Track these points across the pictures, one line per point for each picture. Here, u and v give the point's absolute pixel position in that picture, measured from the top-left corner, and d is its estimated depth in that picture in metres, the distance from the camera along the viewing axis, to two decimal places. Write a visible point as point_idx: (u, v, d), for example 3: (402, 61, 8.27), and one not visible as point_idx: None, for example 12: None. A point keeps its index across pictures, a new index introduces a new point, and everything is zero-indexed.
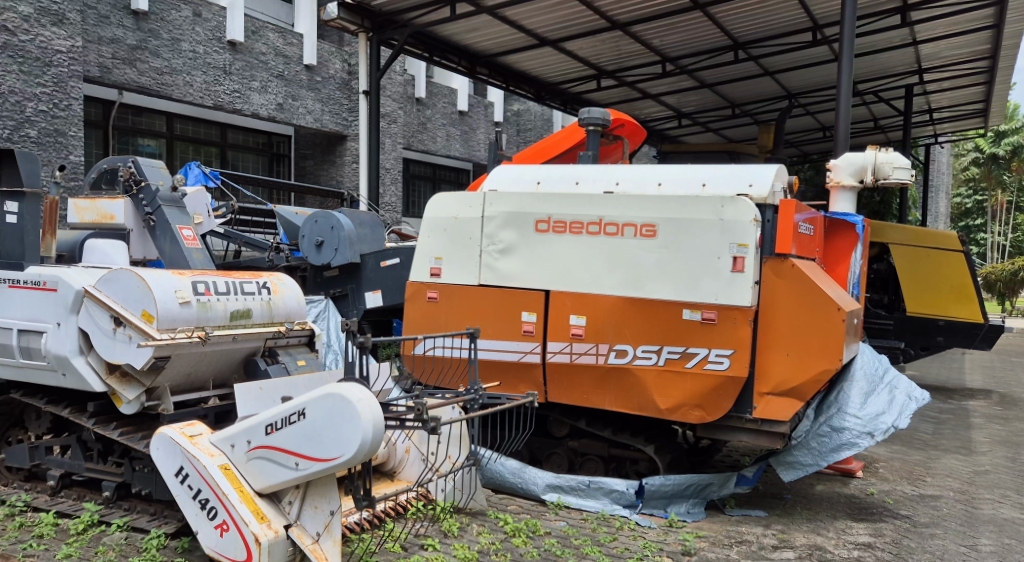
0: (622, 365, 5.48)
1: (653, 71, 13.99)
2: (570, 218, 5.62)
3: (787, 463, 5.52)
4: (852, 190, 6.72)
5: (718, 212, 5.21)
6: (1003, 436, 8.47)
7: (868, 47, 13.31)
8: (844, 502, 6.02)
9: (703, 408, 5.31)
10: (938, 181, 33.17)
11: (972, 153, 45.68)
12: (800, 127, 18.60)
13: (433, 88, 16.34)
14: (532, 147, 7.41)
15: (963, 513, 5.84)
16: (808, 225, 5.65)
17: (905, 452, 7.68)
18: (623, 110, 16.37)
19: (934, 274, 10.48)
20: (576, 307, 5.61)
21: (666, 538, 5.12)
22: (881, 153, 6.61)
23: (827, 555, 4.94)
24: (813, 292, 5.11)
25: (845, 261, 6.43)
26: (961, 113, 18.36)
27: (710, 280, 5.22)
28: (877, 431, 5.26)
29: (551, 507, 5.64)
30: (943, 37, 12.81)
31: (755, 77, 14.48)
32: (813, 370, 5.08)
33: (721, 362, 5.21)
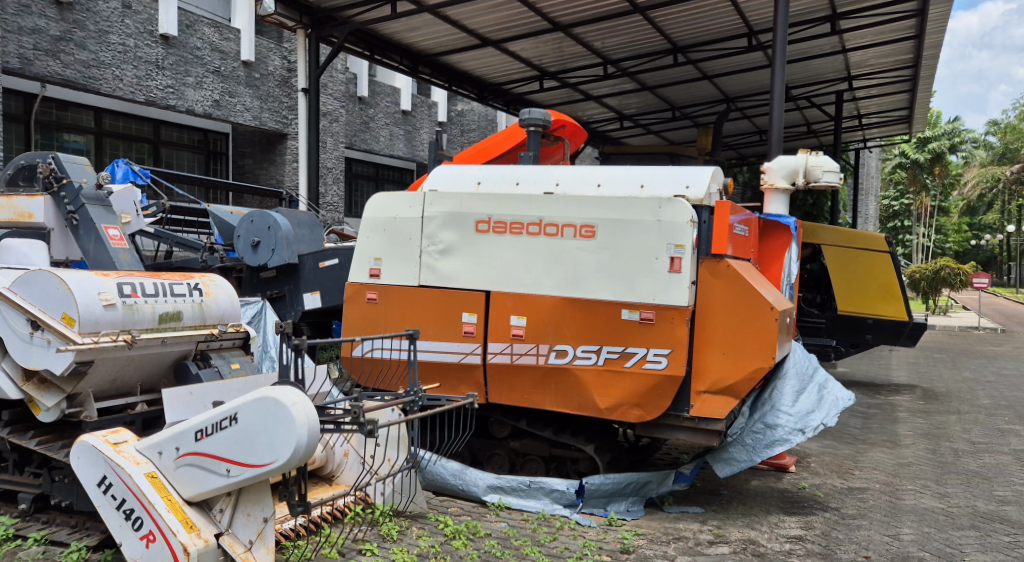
0: (562, 366, 5.51)
1: (594, 73, 14.12)
2: (509, 219, 5.62)
3: (722, 459, 5.61)
4: (785, 193, 6.92)
5: (655, 213, 5.27)
6: (926, 430, 8.82)
7: (801, 54, 13.69)
8: (776, 496, 6.18)
9: (641, 408, 5.37)
10: (867, 185, 34.40)
11: (898, 158, 47.55)
12: (737, 130, 19.03)
13: (375, 87, 16.17)
14: (472, 147, 7.37)
15: (887, 504, 6.05)
16: (743, 226, 5.77)
17: (835, 447, 7.92)
18: (566, 111, 16.48)
19: (864, 274, 10.82)
20: (516, 307, 5.61)
21: (605, 537, 5.16)
22: (813, 155, 6.79)
23: (760, 549, 5.06)
24: (747, 291, 5.22)
25: (778, 261, 6.60)
26: (888, 120, 19.07)
27: (648, 280, 5.29)
28: (808, 427, 5.41)
29: (492, 508, 5.62)
30: (871, 45, 13.27)
31: (694, 80, 14.75)
32: (747, 368, 5.19)
33: (659, 362, 5.28)
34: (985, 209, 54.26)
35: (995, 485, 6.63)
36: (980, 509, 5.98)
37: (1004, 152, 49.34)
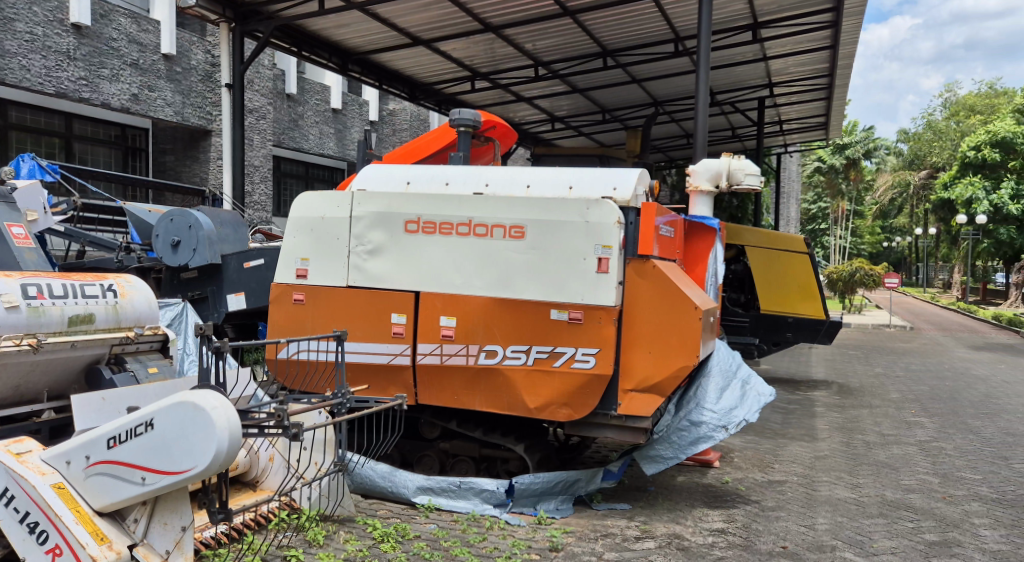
0: (492, 366, 5.52)
1: (525, 75, 14.19)
2: (439, 219, 5.59)
3: (649, 457, 5.71)
4: (709, 195, 7.12)
5: (583, 214, 5.33)
6: (841, 424, 9.18)
7: (725, 60, 14.07)
8: (701, 491, 6.33)
9: (570, 407, 5.42)
10: (788, 189, 35.65)
11: (816, 162, 49.46)
12: (665, 133, 19.43)
13: (305, 84, 15.88)
14: (402, 147, 7.31)
15: (804, 496, 6.28)
16: (668, 227, 5.88)
17: (757, 441, 8.18)
18: (498, 112, 16.52)
19: (784, 273, 11.22)
20: (446, 308, 5.59)
21: (535, 535, 5.19)
22: (735, 159, 6.99)
23: (685, 543, 5.18)
24: (672, 291, 5.33)
25: (703, 261, 6.78)
26: (807, 126, 19.80)
27: (576, 280, 5.35)
28: (731, 424, 5.56)
29: (421, 510, 5.58)
30: (790, 54, 13.74)
31: (623, 84, 15.00)
32: (672, 366, 5.30)
33: (587, 361, 5.35)
34: (897, 212, 56.89)
35: (903, 475, 6.96)
36: (889, 498, 6.27)
37: (914, 158, 51.88)
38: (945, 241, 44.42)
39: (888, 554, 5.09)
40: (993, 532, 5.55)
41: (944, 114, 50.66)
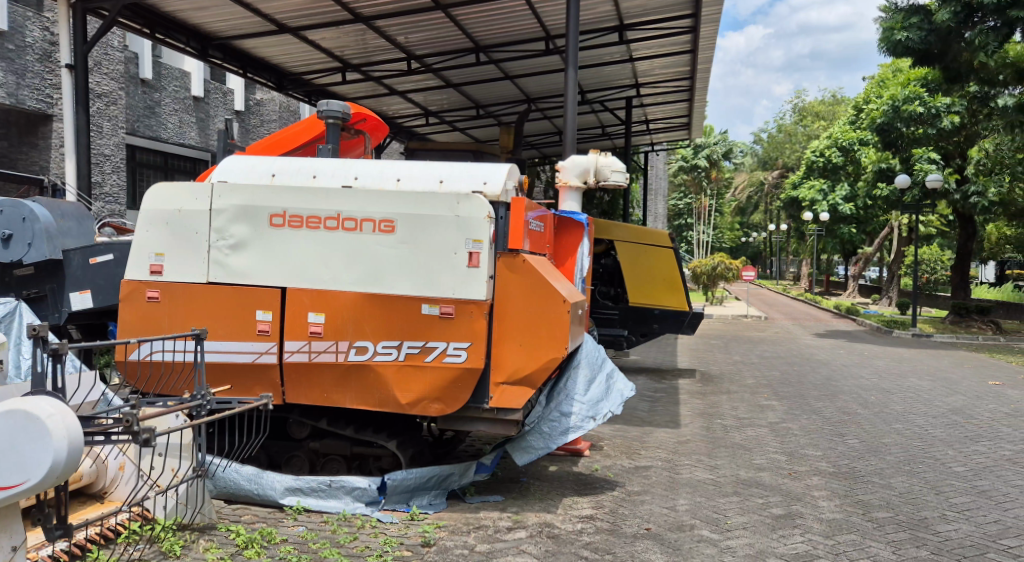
0: (362, 362, 5.42)
1: (398, 68, 14.01)
2: (306, 213, 5.42)
3: (521, 448, 5.79)
4: (578, 191, 7.30)
5: (454, 208, 5.33)
6: (702, 410, 9.69)
7: (594, 60, 14.46)
8: (571, 479, 6.49)
9: (442, 401, 5.41)
10: (656, 186, 37.29)
11: (679, 161, 52.00)
12: (538, 130, 19.76)
13: (162, 69, 14.98)
14: (267, 138, 7.03)
15: (666, 479, 6.58)
16: (538, 222, 5.97)
17: (625, 429, 8.49)
18: (371, 105, 16.22)
19: (651, 267, 11.72)
20: (314, 305, 5.43)
21: (407, 531, 5.14)
22: (601, 156, 7.24)
23: (554, 531, 5.29)
24: (541, 286, 5.41)
25: (572, 254, 6.94)
26: (671, 126, 20.69)
27: (447, 275, 5.34)
28: (598, 414, 5.73)
29: (289, 512, 5.41)
30: (655, 56, 14.31)
31: (496, 80, 15.11)
32: (542, 358, 5.38)
33: (458, 355, 5.35)
34: (753, 209, 60.61)
35: (754, 455, 7.43)
36: (742, 477, 6.67)
37: (768, 159, 55.45)
38: (794, 237, 47.86)
39: (739, 529, 5.42)
40: (830, 502, 6.03)
41: (793, 118, 54.47)
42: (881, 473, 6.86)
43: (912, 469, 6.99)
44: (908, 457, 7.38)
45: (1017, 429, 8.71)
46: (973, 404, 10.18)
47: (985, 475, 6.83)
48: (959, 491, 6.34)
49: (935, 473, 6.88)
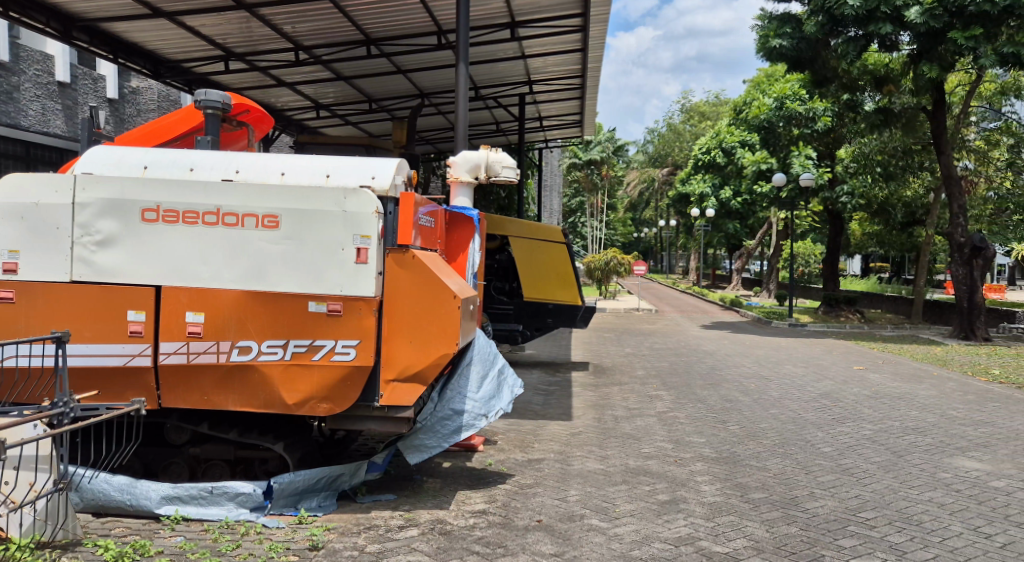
0: (246, 362, 5.22)
1: (285, 58, 13.56)
2: (181, 207, 5.17)
3: (413, 446, 5.75)
4: (469, 186, 7.31)
5: (341, 203, 5.19)
6: (594, 401, 9.92)
7: (486, 56, 14.49)
8: (465, 475, 6.49)
9: (330, 401, 5.29)
10: (552, 182, 37.88)
11: (572, 159, 53.13)
12: (433, 125, 19.64)
13: (21, 51, 13.89)
14: (140, 128, 6.66)
15: (558, 471, 6.69)
16: (428, 217, 5.92)
17: (519, 423, 8.57)
18: (257, 96, 15.63)
19: (544, 263, 11.88)
20: (192, 303, 5.19)
21: (294, 536, 5.00)
22: (492, 152, 7.27)
23: (447, 527, 5.28)
24: (432, 282, 5.36)
25: (464, 250, 6.92)
26: (564, 123, 21.03)
27: (334, 271, 5.20)
28: (490, 412, 5.77)
29: (166, 522, 5.15)
30: (546, 54, 14.49)
31: (388, 73, 14.91)
32: (434, 354, 5.33)
33: (346, 353, 5.25)
34: (644, 206, 62.56)
35: (642, 444, 7.65)
36: (631, 466, 6.87)
37: (657, 157, 57.34)
38: (682, 232, 49.68)
39: (627, 516, 5.58)
40: (712, 486, 6.29)
41: (680, 118, 56.52)
42: (758, 456, 7.21)
43: (785, 451, 7.39)
44: (782, 440, 7.81)
45: (878, 410, 9.38)
46: (841, 388, 10.88)
47: (849, 454, 7.31)
48: (826, 470, 6.76)
49: (806, 454, 7.31)
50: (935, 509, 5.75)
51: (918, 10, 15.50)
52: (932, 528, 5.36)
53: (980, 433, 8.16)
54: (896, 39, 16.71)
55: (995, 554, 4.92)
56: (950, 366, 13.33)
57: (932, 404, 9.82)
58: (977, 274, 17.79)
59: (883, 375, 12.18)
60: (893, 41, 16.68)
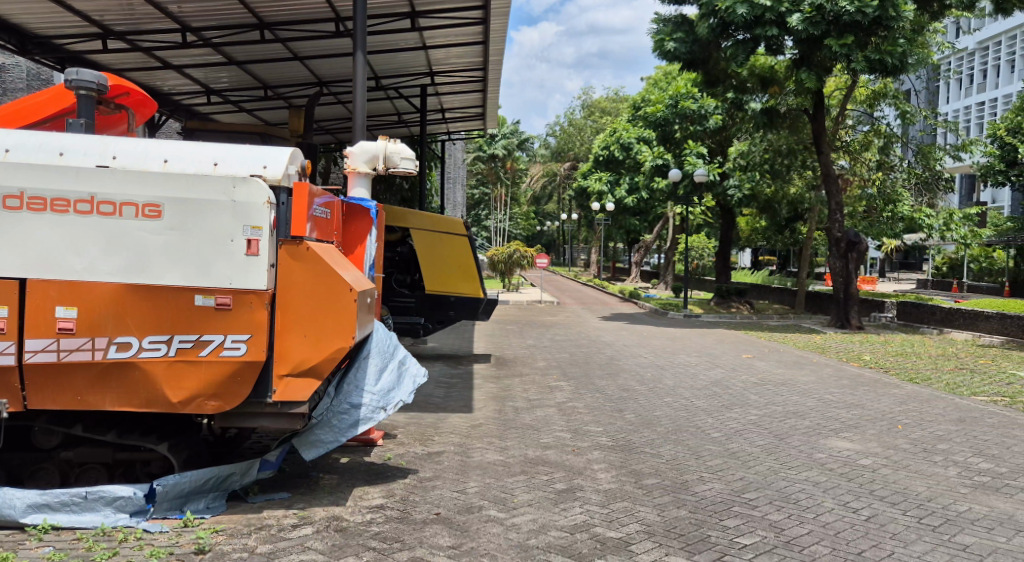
0: (125, 360, 4.95)
1: (171, 40, 12.91)
2: (50, 194, 4.84)
3: (309, 442, 5.62)
4: (366, 177, 7.18)
5: (229, 193, 4.99)
6: (495, 393, 9.97)
7: (387, 45, 14.26)
8: (363, 470, 6.39)
9: (219, 398, 5.10)
10: (455, 175, 37.88)
11: (475, 152, 53.17)
12: (332, 114, 19.18)
13: None
14: (3, 108, 6.15)
15: (458, 463, 6.70)
16: (323, 208, 5.76)
17: (419, 416, 8.51)
18: (140, 78, 14.82)
19: (446, 255, 11.78)
20: (63, 298, 4.88)
21: (178, 540, 4.79)
22: (391, 143, 7.16)
23: (343, 524, 5.18)
24: (327, 274, 5.24)
25: (362, 242, 6.79)
26: (466, 116, 20.99)
27: (222, 263, 5.00)
28: (389, 405, 5.67)
29: (33, 533, 4.83)
30: (447, 45, 14.39)
31: (284, 59, 14.44)
32: (329, 348, 5.22)
33: (236, 348, 5.06)
34: (547, 200, 63.30)
35: (541, 435, 7.75)
36: (529, 456, 6.94)
37: (559, 152, 58.18)
38: (584, 225, 50.58)
39: (524, 505, 5.64)
40: (608, 474, 6.44)
41: (581, 113, 57.44)
42: (652, 443, 7.43)
43: (677, 438, 7.65)
44: (674, 427, 8.09)
45: (763, 395, 9.86)
46: (730, 376, 11.37)
47: (735, 438, 7.65)
48: (714, 455, 7.04)
49: (696, 439, 7.60)
50: (810, 487, 6.09)
51: (799, 18, 16.27)
52: (807, 505, 5.68)
53: (852, 415, 8.71)
54: (781, 43, 17.54)
55: (861, 527, 5.26)
56: (828, 353, 14.15)
57: (812, 389, 10.41)
58: (852, 267, 18.94)
59: (769, 363, 12.79)
60: (778, 45, 17.50)
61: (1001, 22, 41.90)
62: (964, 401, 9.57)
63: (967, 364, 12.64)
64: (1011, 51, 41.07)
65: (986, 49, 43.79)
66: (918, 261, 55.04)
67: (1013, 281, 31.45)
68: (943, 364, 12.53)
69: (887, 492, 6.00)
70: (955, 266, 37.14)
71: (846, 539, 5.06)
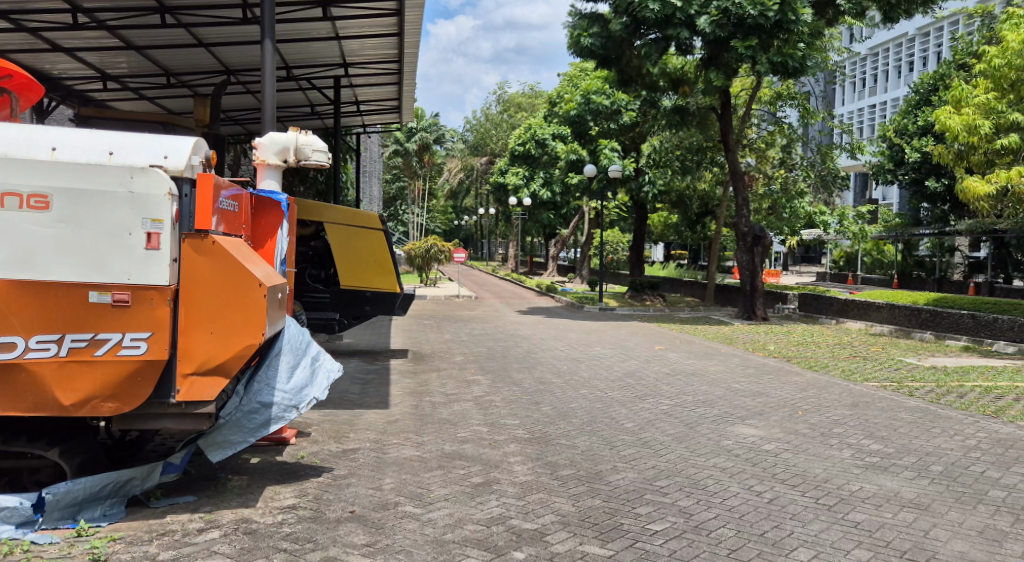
0: (10, 360, 4.66)
1: (63, 21, 12.18)
2: None
3: (216, 443, 5.44)
4: (276, 169, 6.98)
5: (126, 183, 4.76)
6: (412, 388, 9.89)
7: (297, 34, 13.90)
8: (274, 470, 6.22)
9: (117, 399, 4.87)
10: (371, 168, 37.37)
11: (392, 145, 52.53)
12: (241, 103, 18.56)
13: None
14: None
15: (374, 459, 6.61)
16: (230, 201, 5.56)
17: (333, 413, 8.35)
18: (28, 60, 13.92)
19: (361, 250, 11.60)
20: None
21: (71, 551, 4.55)
22: (302, 135, 6.97)
23: (252, 526, 5.04)
24: (234, 269, 5.07)
25: (272, 236, 6.58)
26: (381, 108, 20.70)
27: (120, 257, 4.76)
28: (301, 403, 5.55)
29: None
30: (361, 36, 14.15)
31: (187, 45, 13.88)
32: (236, 346, 5.05)
33: (136, 347, 4.83)
34: (465, 195, 63.25)
35: (458, 429, 7.73)
36: (446, 451, 6.92)
37: (476, 146, 58.17)
38: (502, 220, 50.79)
39: (441, 501, 5.62)
40: (523, 466, 6.49)
41: (497, 108, 57.59)
42: (567, 435, 7.54)
43: (592, 429, 7.78)
44: (589, 418, 8.23)
45: (674, 386, 10.16)
46: (643, 367, 11.66)
47: (648, 428, 7.85)
48: (628, 445, 7.19)
49: (610, 430, 7.75)
50: (718, 473, 6.30)
51: (706, 20, 16.75)
52: (714, 490, 5.88)
53: (757, 402, 9.06)
54: (690, 44, 18.01)
55: (764, 509, 5.48)
56: (735, 343, 14.70)
57: (721, 378, 10.79)
58: (757, 261, 19.59)
59: (680, 354, 13.17)
60: (688, 45, 17.96)
61: (889, 30, 44.38)
62: (857, 387, 10.12)
63: (861, 352, 13.37)
64: (898, 57, 43.59)
65: (875, 54, 46.31)
66: (817, 256, 57.84)
67: (901, 273, 33.46)
68: (839, 352, 13.22)
69: (788, 474, 6.28)
70: (850, 259, 39.16)
71: (750, 521, 5.26)
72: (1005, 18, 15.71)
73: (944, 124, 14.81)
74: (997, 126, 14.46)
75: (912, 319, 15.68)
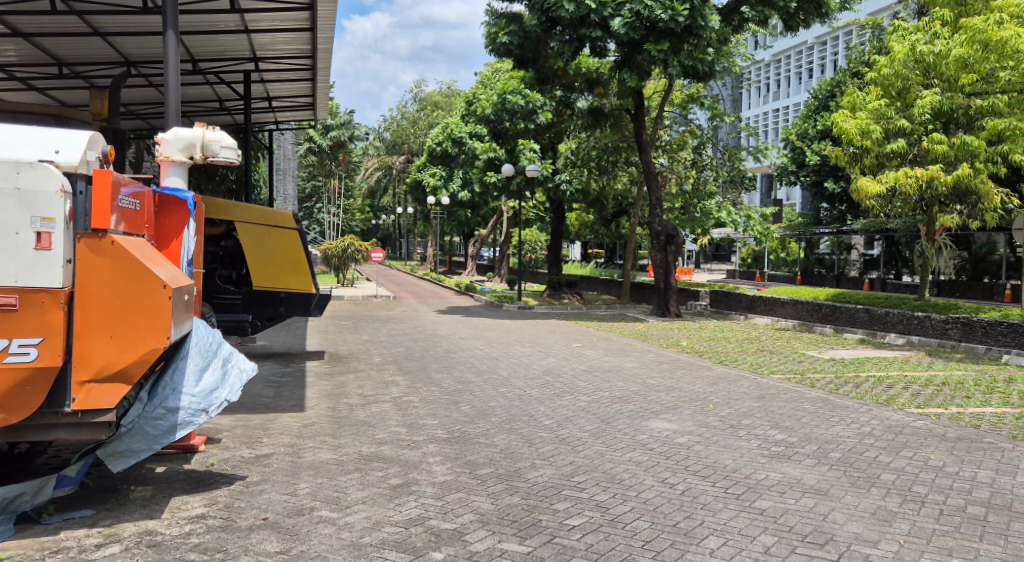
0: None
1: None
2: None
3: (116, 453, 5.18)
4: (182, 165, 6.70)
5: (13, 179, 4.48)
6: (328, 390, 9.70)
7: (202, 26, 13.40)
8: (181, 479, 5.99)
9: (4, 410, 4.57)
10: (285, 166, 36.44)
11: (307, 142, 51.35)
12: (143, 96, 17.77)
13: None
14: None
15: (288, 464, 6.44)
16: (131, 200, 5.30)
17: (246, 418, 8.10)
18: None
19: (274, 250, 11.27)
20: None
21: None
22: (209, 130, 6.70)
23: (157, 538, 4.82)
24: (134, 270, 4.84)
25: (177, 236, 6.32)
26: (294, 105, 20.20)
27: (5, 259, 4.48)
28: (211, 406, 5.34)
29: None
30: (270, 30, 13.76)
31: (81, 34, 13.20)
32: (138, 350, 4.81)
33: (25, 354, 4.55)
34: (382, 194, 62.48)
35: (376, 431, 7.62)
36: (363, 453, 6.81)
37: (394, 145, 57.57)
38: (420, 219, 50.44)
39: (358, 504, 5.52)
40: (443, 466, 6.45)
41: (414, 106, 57.13)
42: (486, 433, 7.54)
43: (511, 427, 7.81)
44: (508, 417, 8.26)
45: (592, 382, 10.31)
46: (560, 365, 11.79)
47: (566, 424, 7.95)
48: (546, 442, 7.25)
49: (529, 427, 7.81)
50: (633, 467, 6.44)
51: (620, 22, 17.05)
52: (630, 484, 5.99)
53: (671, 397, 9.31)
54: (603, 47, 18.34)
55: (677, 500, 5.63)
56: (650, 340, 15.05)
57: (637, 374, 11.02)
58: (670, 259, 20.14)
59: (597, 351, 13.38)
60: (601, 48, 18.29)
61: (791, 38, 46.31)
62: (764, 380, 10.52)
63: (768, 346, 13.92)
64: (799, 64, 45.57)
65: (779, 61, 48.25)
66: (728, 254, 59.85)
67: (805, 271, 34.97)
68: (748, 347, 13.72)
69: (700, 466, 6.46)
70: (758, 257, 40.70)
71: (663, 513, 5.39)
72: (894, 30, 16.63)
73: (840, 127, 15.51)
74: (887, 131, 15.37)
75: (813, 314, 16.40)
